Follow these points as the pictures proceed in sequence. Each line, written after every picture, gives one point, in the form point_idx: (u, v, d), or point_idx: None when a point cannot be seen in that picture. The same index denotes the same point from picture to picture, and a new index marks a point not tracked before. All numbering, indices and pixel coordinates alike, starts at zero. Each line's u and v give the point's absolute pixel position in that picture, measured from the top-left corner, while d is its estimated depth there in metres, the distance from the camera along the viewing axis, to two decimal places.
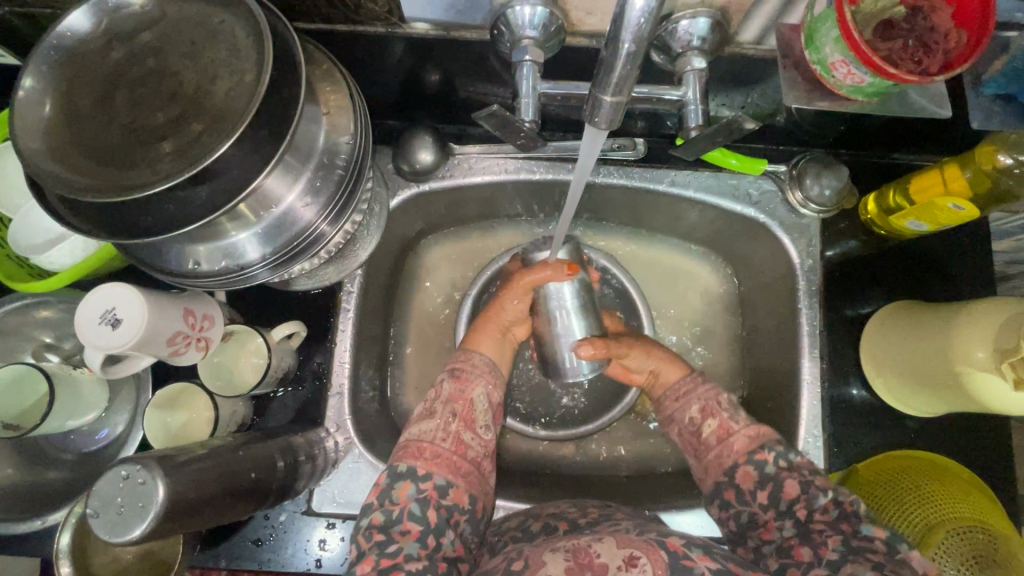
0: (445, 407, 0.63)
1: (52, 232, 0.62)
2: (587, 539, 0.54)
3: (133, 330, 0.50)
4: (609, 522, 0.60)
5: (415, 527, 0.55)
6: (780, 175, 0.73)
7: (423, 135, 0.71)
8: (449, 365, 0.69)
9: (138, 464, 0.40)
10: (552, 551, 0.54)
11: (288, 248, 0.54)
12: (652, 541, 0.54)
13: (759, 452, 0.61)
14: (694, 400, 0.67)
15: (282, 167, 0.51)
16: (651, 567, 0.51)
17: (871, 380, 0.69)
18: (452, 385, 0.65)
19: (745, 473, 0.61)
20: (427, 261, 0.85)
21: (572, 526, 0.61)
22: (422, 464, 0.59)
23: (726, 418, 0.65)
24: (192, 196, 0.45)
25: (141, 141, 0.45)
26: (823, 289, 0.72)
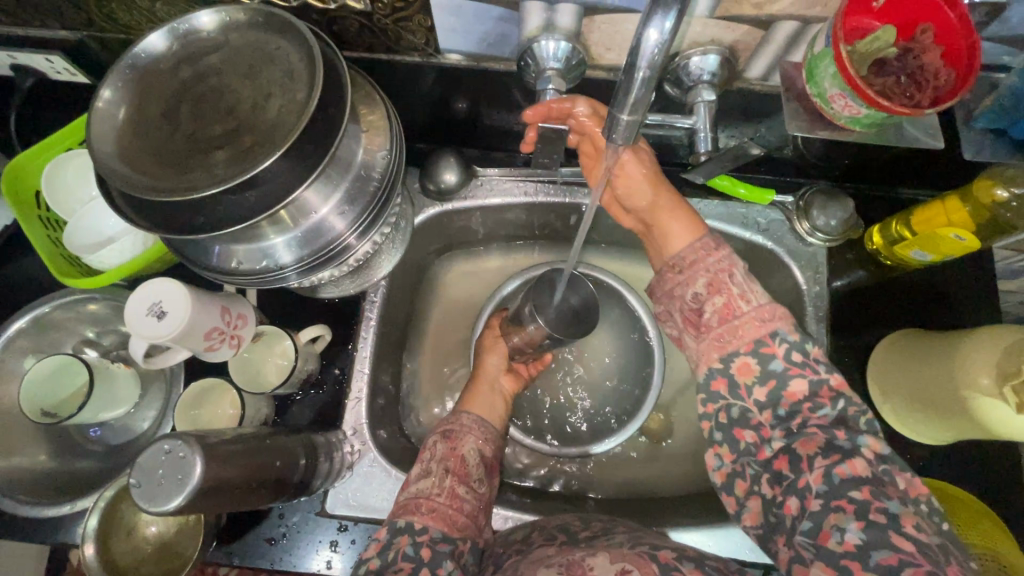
0: (431, 474, 0.63)
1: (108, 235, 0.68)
2: (581, 553, 0.56)
3: (176, 324, 0.53)
4: (610, 536, 0.60)
5: (408, 564, 0.55)
6: (788, 206, 0.77)
7: (449, 157, 0.76)
8: (438, 428, 0.70)
9: (179, 438, 0.43)
10: (548, 564, 0.56)
11: (320, 254, 0.58)
12: (644, 555, 0.54)
13: (768, 344, 0.55)
14: (701, 272, 0.60)
15: (322, 180, 0.56)
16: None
17: (879, 405, 0.70)
18: (443, 444, 0.66)
19: (745, 364, 0.56)
20: (446, 278, 0.89)
21: (572, 537, 0.61)
22: (420, 519, 0.59)
23: (735, 295, 0.58)
24: (240, 199, 0.49)
25: (199, 150, 0.50)
26: (830, 315, 0.74)
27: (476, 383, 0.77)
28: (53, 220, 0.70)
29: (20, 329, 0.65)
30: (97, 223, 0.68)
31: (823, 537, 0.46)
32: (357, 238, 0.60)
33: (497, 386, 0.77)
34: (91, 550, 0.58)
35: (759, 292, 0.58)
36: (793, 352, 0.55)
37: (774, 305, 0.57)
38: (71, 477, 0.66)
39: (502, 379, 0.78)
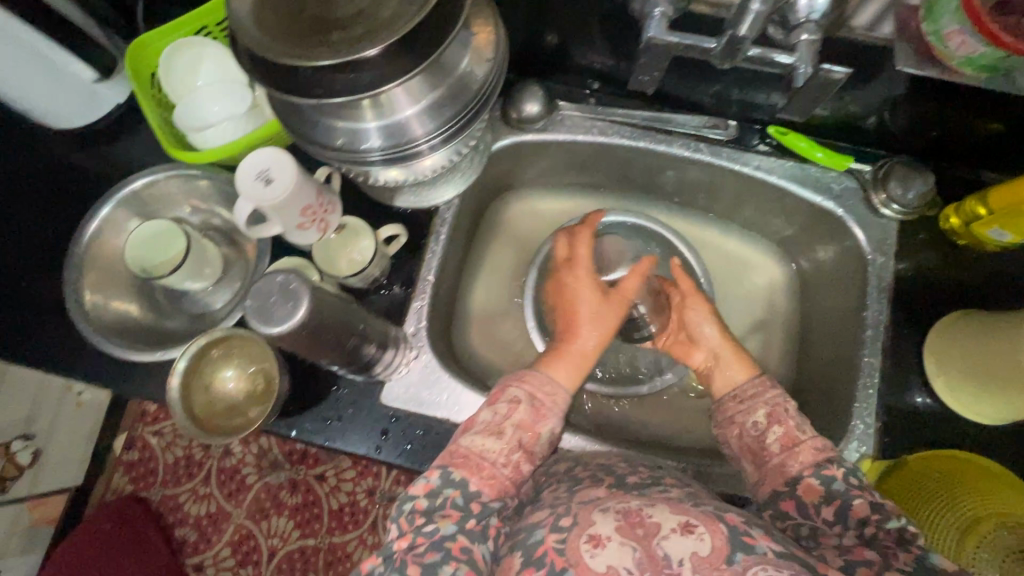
0: (498, 433, 0.60)
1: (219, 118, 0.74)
2: (637, 502, 0.52)
3: (280, 193, 0.58)
4: (661, 486, 0.59)
5: (456, 512, 0.56)
6: (864, 176, 0.77)
7: (534, 88, 0.79)
8: (523, 387, 0.64)
9: (297, 274, 0.47)
10: (601, 509, 0.51)
11: (405, 149, 0.61)
12: (710, 513, 0.51)
13: (829, 467, 0.58)
14: (763, 402, 0.64)
15: (423, 77, 0.59)
16: (710, 539, 0.48)
17: (931, 376, 0.70)
18: (527, 412, 0.62)
19: (810, 486, 0.57)
20: (512, 212, 0.94)
21: (620, 481, 0.60)
22: (476, 481, 0.58)
23: (794, 425, 0.62)
24: (357, 76, 0.53)
25: (321, 28, 0.53)
26: (893, 287, 0.74)
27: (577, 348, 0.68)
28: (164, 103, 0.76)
29: (136, 188, 0.72)
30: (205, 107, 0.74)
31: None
32: (441, 143, 0.63)
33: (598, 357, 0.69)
34: (176, 386, 0.63)
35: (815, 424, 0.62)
36: (852, 477, 0.58)
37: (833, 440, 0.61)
38: (157, 335, 0.72)
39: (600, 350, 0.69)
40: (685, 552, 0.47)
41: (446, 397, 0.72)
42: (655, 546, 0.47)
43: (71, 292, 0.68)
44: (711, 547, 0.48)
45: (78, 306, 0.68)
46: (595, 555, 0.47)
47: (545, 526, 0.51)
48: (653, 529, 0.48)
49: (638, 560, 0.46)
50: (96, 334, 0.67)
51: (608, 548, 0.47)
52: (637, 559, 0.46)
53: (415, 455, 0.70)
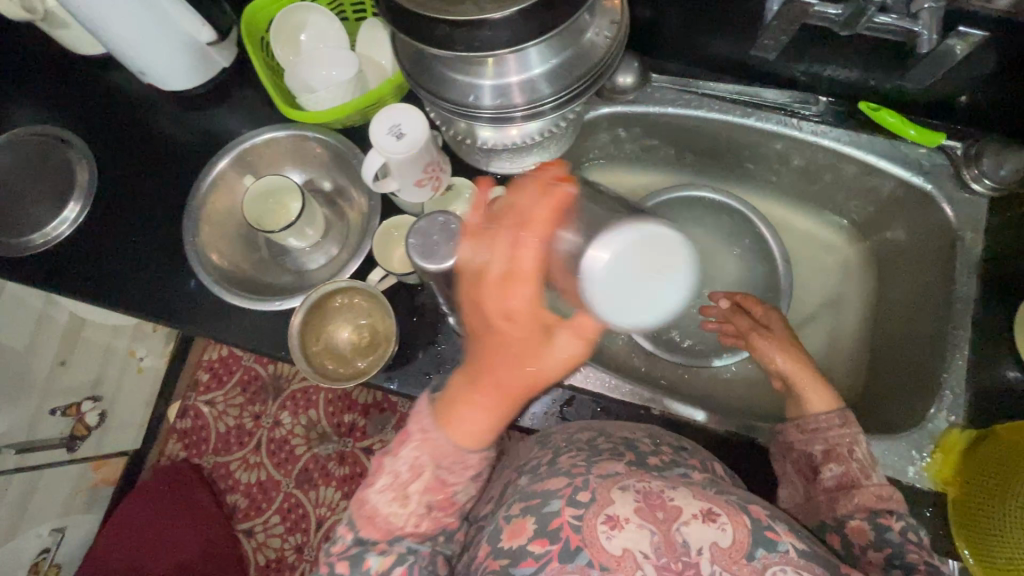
0: (422, 448, 0.56)
1: (330, 79, 0.76)
2: (659, 483, 0.52)
3: (412, 147, 0.60)
4: (682, 470, 0.57)
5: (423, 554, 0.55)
6: (955, 153, 0.78)
7: (630, 60, 0.80)
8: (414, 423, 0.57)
9: (456, 238, 0.53)
10: (621, 487, 0.51)
11: (530, 109, 0.63)
12: (735, 506, 0.50)
13: (885, 516, 0.60)
14: (820, 440, 0.65)
15: (559, 40, 0.61)
16: (732, 530, 0.48)
17: (1021, 350, 0.71)
18: (407, 476, 0.55)
19: (860, 528, 0.60)
20: (588, 185, 0.97)
21: (639, 459, 0.58)
22: (405, 537, 0.55)
23: (854, 467, 0.63)
24: (497, 35, 0.55)
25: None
26: (982, 261, 0.76)
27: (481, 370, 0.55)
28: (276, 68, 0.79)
29: (254, 145, 0.76)
30: (315, 68, 0.77)
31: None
32: (549, 111, 0.65)
33: (512, 379, 0.54)
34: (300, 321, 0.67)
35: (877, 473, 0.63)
36: (909, 530, 0.60)
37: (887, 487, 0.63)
38: (267, 287, 0.75)
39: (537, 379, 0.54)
40: (704, 539, 0.47)
41: None
42: (674, 531, 0.48)
43: (190, 235, 0.73)
44: (731, 537, 0.48)
45: (196, 250, 0.73)
46: (611, 536, 0.48)
47: (561, 497, 0.52)
48: (672, 513, 0.49)
49: (656, 543, 0.47)
50: (212, 278, 0.72)
51: (624, 530, 0.48)
52: (654, 543, 0.47)
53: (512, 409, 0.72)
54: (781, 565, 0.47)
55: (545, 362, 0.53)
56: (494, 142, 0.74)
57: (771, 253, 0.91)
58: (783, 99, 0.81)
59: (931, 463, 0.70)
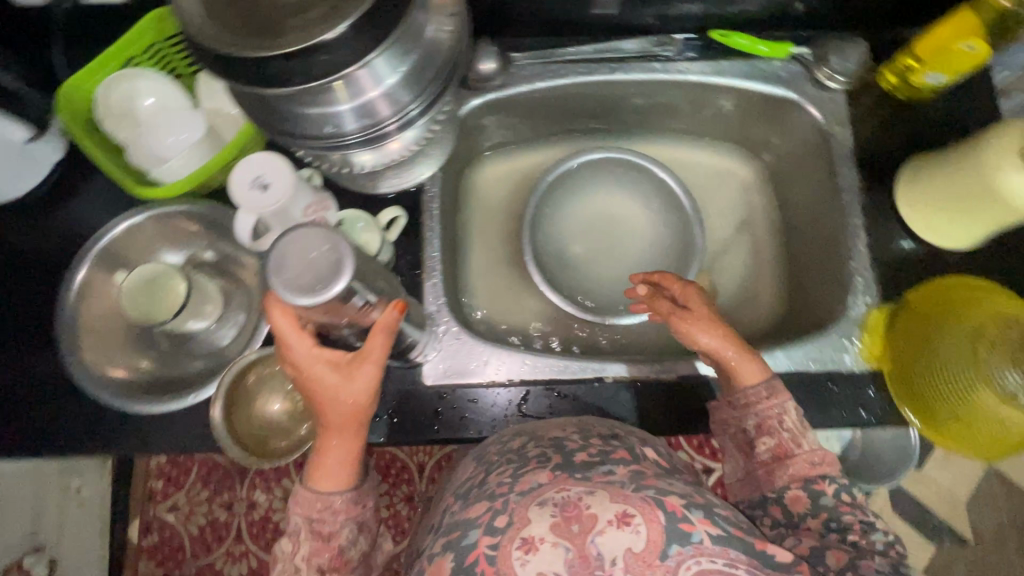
0: (298, 506, 0.58)
1: (176, 144, 0.70)
2: (578, 489, 0.50)
3: (280, 196, 0.56)
4: (606, 466, 0.55)
5: None
6: (806, 58, 0.82)
7: (486, 46, 0.79)
8: (302, 498, 0.58)
9: (327, 275, 0.49)
10: (537, 505, 0.50)
11: (404, 113, 0.62)
12: (649, 500, 0.49)
13: (818, 481, 0.61)
14: (752, 414, 0.65)
15: (408, 35, 0.57)
16: (646, 531, 0.47)
17: (910, 220, 0.77)
18: (307, 542, 0.57)
19: (796, 496, 0.61)
20: (485, 178, 0.96)
21: (565, 461, 0.55)
22: None
23: (786, 438, 0.64)
24: (333, 58, 0.52)
25: (281, 15, 0.52)
26: (855, 150, 0.81)
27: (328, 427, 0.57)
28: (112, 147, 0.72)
29: (114, 239, 0.68)
30: (155, 136, 0.70)
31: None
32: (417, 117, 0.63)
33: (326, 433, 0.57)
34: (220, 408, 0.61)
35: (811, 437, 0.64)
36: (842, 492, 0.60)
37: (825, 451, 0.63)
38: (180, 381, 0.69)
39: (335, 426, 0.57)
40: (619, 545, 0.46)
41: (484, 361, 0.74)
42: (589, 544, 0.46)
43: (70, 356, 0.65)
44: (646, 540, 0.47)
45: (82, 369, 0.65)
46: (526, 561, 0.47)
47: (479, 527, 0.50)
48: (587, 524, 0.47)
49: (570, 560, 0.46)
50: (110, 394, 0.65)
51: (539, 553, 0.47)
52: (568, 560, 0.46)
53: (471, 423, 0.72)
54: (695, 557, 0.47)
55: (339, 395, 0.55)
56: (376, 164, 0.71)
57: (677, 194, 0.92)
58: (641, 47, 0.82)
59: (863, 346, 0.75)
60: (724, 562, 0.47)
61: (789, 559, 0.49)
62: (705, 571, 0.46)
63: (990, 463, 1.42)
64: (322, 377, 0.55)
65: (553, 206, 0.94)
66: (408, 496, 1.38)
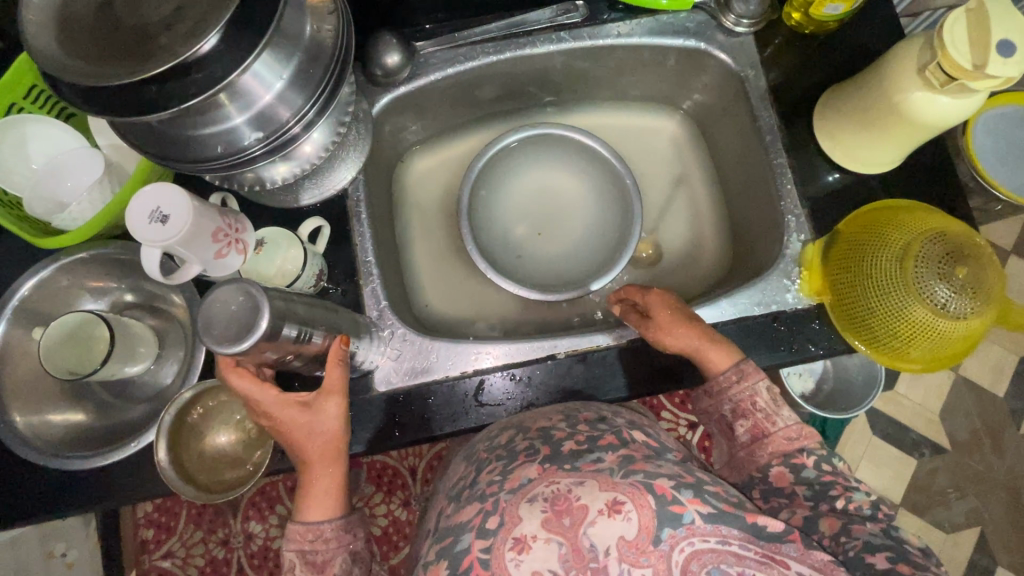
0: (291, 545, 0.56)
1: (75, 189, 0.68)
2: (567, 480, 0.52)
3: (179, 225, 0.53)
4: (595, 454, 0.55)
5: None
6: (710, 5, 0.82)
7: (388, 39, 0.77)
8: (292, 542, 0.56)
9: (252, 321, 0.44)
10: (529, 501, 0.51)
11: (308, 106, 0.59)
12: (638, 483, 0.50)
13: (797, 455, 0.62)
14: (726, 400, 0.66)
15: (283, 30, 0.57)
16: (636, 518, 0.48)
17: (831, 153, 0.78)
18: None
19: (780, 473, 0.62)
20: (416, 173, 0.94)
21: (553, 452, 0.56)
22: None
23: (761, 418, 0.64)
24: (208, 75, 0.50)
25: (145, 36, 0.50)
26: (770, 92, 0.81)
27: (306, 460, 0.57)
28: (8, 200, 0.68)
29: (27, 295, 0.65)
30: (55, 184, 0.68)
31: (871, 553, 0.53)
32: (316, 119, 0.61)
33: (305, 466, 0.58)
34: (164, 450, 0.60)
35: (785, 413, 0.64)
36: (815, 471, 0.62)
37: (801, 424, 0.64)
38: (124, 428, 0.67)
39: (315, 459, 0.57)
40: (612, 533, 0.48)
41: (435, 358, 0.73)
42: (581, 536, 0.48)
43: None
44: (638, 525, 0.48)
45: (15, 435, 0.63)
46: (520, 561, 0.48)
47: (471, 530, 0.51)
48: (579, 515, 0.49)
49: (564, 555, 0.47)
50: (50, 454, 0.62)
51: (531, 551, 0.48)
52: (562, 555, 0.47)
53: (431, 423, 0.71)
54: (689, 538, 0.48)
55: (314, 429, 0.57)
56: (291, 176, 0.69)
57: (607, 159, 0.91)
58: (546, 17, 0.81)
59: (802, 284, 0.77)
60: (717, 539, 0.49)
61: (780, 528, 0.50)
62: (699, 550, 0.48)
63: (957, 373, 1.47)
64: (292, 414, 0.56)
65: (490, 190, 0.93)
66: (404, 501, 1.37)
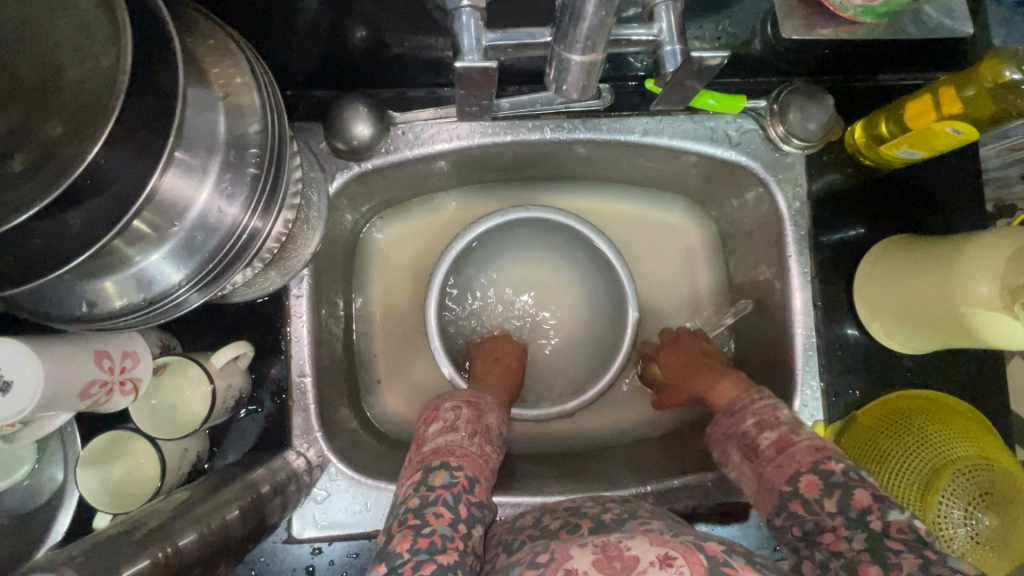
0: (465, 405, 0.62)
1: None
2: (616, 534, 0.45)
3: (29, 394, 0.41)
4: (641, 520, 0.51)
5: (448, 513, 0.50)
6: (760, 111, 0.66)
7: (358, 105, 0.61)
8: (455, 397, 0.64)
9: None
10: (580, 545, 0.45)
11: (216, 261, 0.44)
12: (690, 543, 0.44)
13: (825, 461, 0.53)
14: (750, 413, 0.61)
15: (177, 165, 0.41)
16: (689, 571, 0.41)
17: (866, 324, 0.66)
18: (472, 411, 0.62)
19: (810, 481, 0.53)
20: (381, 245, 0.78)
21: (597, 523, 0.53)
22: (460, 465, 0.55)
23: (786, 430, 0.57)
24: (63, 223, 0.36)
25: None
26: (812, 231, 0.68)
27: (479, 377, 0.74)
28: None
29: None
30: None
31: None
32: (258, 227, 0.46)
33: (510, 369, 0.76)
34: None
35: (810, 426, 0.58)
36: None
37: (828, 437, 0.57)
38: None
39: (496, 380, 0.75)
40: None
41: (366, 506, 0.63)
42: None
43: None
44: None
45: None
46: None
47: (523, 565, 0.45)
48: (630, 563, 0.42)
49: None
50: None
51: None
52: None
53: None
54: None
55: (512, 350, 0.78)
56: (228, 290, 0.54)
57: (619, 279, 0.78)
58: None
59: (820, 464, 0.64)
60: None
61: None
62: None
63: None
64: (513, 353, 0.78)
65: (470, 270, 0.80)
66: None
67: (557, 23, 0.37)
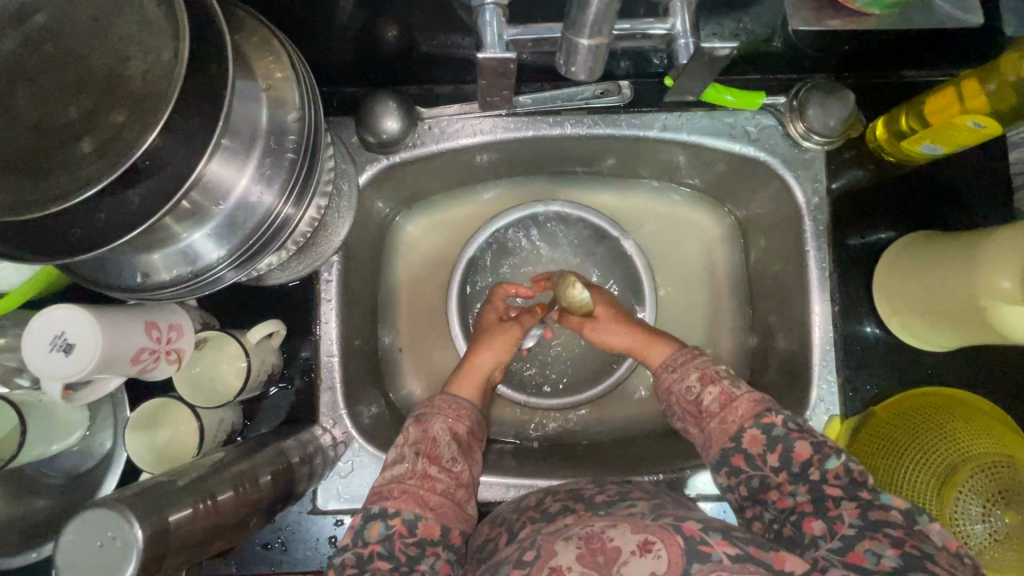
0: (409, 425, 0.59)
1: None
2: (599, 523, 0.47)
3: (88, 355, 0.46)
4: (628, 502, 0.51)
5: (383, 563, 0.50)
6: (779, 108, 0.67)
7: (387, 100, 0.65)
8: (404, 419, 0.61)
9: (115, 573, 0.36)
10: (564, 538, 0.46)
11: (254, 238, 0.47)
12: (667, 525, 0.45)
13: (767, 414, 0.55)
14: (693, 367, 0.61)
15: (223, 151, 0.45)
16: (667, 554, 0.43)
17: (887, 319, 0.66)
18: (416, 430, 0.58)
19: (753, 436, 0.55)
20: (407, 235, 0.82)
21: (587, 502, 0.53)
22: (404, 507, 0.53)
23: (726, 384, 0.59)
24: (122, 200, 0.40)
25: (62, 136, 0.39)
26: (831, 227, 0.68)
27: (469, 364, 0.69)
28: None
29: None
30: None
31: (856, 557, 0.45)
32: (292, 212, 0.50)
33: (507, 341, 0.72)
34: None
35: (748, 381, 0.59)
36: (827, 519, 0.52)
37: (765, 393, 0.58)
38: None
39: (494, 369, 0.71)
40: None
41: None
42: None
43: None
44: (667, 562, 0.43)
45: None
46: None
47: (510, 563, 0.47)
48: (612, 555, 0.43)
49: None
50: None
51: None
52: None
53: None
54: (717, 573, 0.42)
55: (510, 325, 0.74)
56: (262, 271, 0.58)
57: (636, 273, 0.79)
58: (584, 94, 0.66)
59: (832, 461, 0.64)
60: None
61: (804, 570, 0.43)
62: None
63: None
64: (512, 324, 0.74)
65: (489, 261, 0.83)
66: None
67: (568, 8, 0.40)
